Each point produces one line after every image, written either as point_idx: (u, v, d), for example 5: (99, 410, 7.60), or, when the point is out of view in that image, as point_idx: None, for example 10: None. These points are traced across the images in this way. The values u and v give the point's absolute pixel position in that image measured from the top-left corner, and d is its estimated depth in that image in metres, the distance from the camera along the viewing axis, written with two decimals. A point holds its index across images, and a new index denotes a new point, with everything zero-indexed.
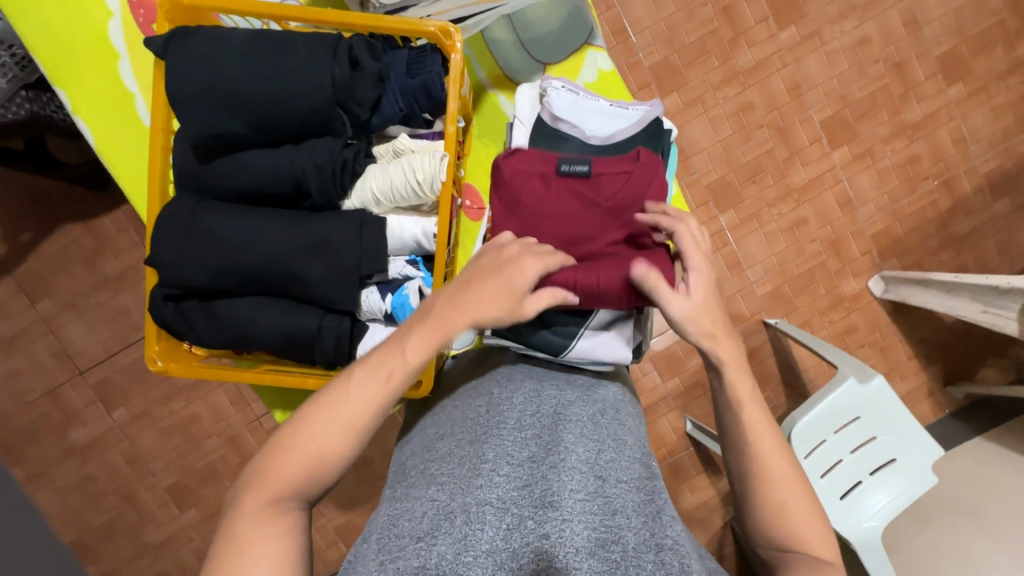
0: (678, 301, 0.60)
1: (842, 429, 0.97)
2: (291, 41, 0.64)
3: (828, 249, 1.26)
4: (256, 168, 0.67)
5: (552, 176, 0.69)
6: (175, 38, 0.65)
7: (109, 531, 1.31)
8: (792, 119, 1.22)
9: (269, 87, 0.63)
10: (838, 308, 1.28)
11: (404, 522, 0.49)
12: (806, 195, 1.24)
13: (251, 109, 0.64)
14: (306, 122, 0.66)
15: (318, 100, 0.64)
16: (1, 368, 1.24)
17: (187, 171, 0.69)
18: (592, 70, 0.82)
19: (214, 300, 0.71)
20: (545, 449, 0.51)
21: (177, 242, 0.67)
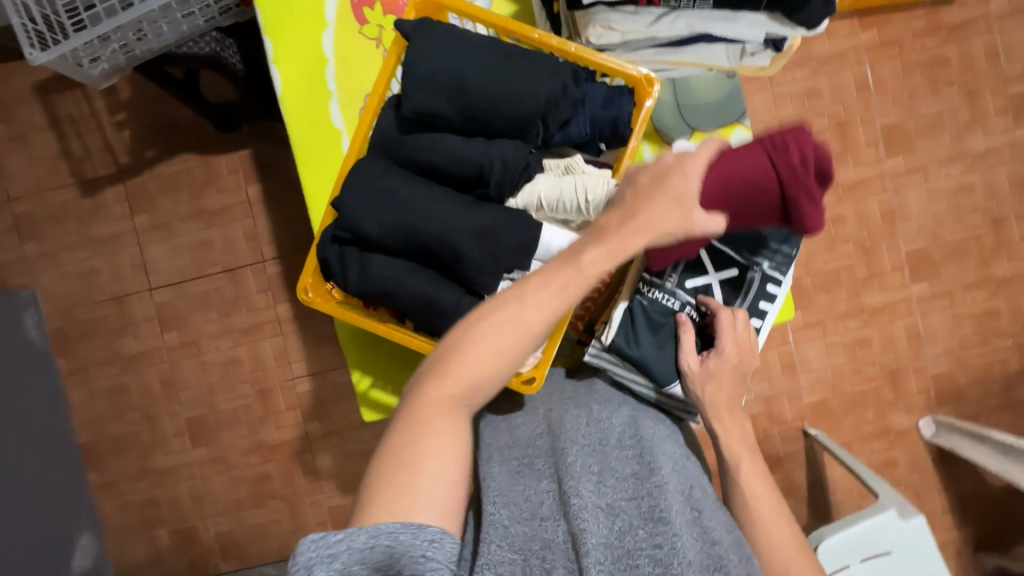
0: (692, 358, 0.73)
1: (870, 559, 0.94)
2: (518, 54, 0.71)
3: (885, 377, 1.25)
4: (449, 150, 0.73)
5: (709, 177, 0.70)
6: (422, 25, 0.73)
7: (122, 444, 1.35)
8: (879, 242, 1.24)
9: (490, 87, 0.70)
10: (882, 437, 1.25)
11: (516, 502, 0.58)
12: (877, 318, 1.25)
13: (467, 100, 0.71)
14: (507, 126, 0.72)
15: (527, 107, 0.70)
16: (82, 264, 1.32)
17: (384, 135, 0.76)
18: (736, 146, 0.86)
19: (367, 254, 0.74)
20: (648, 467, 0.57)
21: (365, 191, 0.72)
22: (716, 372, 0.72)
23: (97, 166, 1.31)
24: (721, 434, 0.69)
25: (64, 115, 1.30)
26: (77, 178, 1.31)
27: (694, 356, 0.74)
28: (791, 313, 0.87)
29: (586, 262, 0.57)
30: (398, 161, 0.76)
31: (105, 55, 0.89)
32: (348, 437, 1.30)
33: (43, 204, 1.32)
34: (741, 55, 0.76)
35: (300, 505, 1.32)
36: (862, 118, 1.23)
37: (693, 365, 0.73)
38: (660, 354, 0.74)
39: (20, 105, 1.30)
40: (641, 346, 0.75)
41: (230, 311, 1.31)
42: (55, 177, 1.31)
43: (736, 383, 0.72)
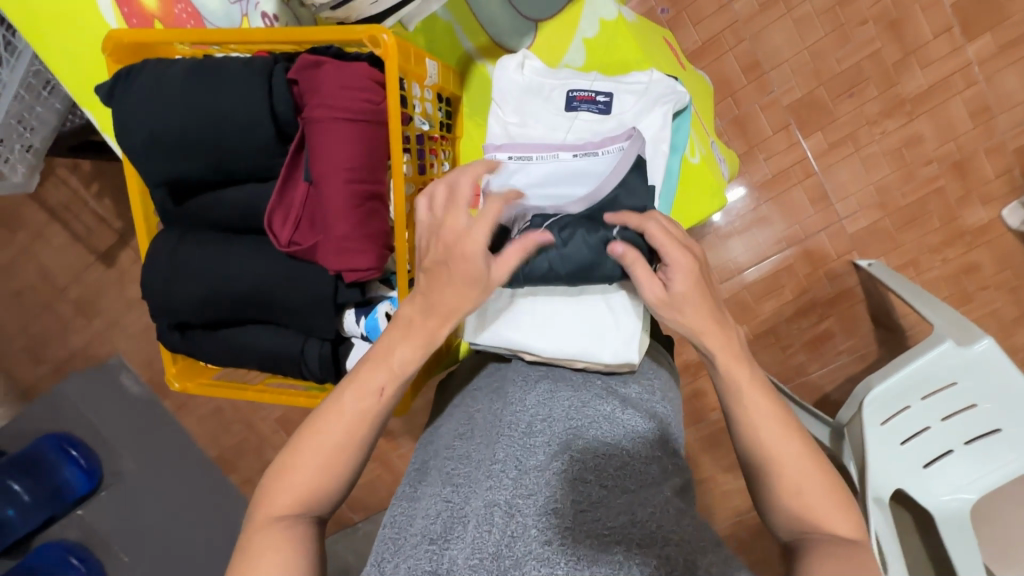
0: (652, 287, 0.58)
1: (932, 395, 0.85)
2: (222, 72, 0.66)
3: (948, 172, 1.02)
4: (229, 204, 0.73)
5: (354, 191, 0.65)
6: (120, 81, 0.69)
7: (242, 449, 1.55)
8: (907, 6, 0.96)
9: (209, 129, 0.66)
10: (956, 243, 1.06)
11: (419, 521, 0.55)
12: (924, 105, 0.99)
13: (202, 149, 0.67)
14: (243, 159, 0.68)
15: (261, 137, 0.66)
16: (139, 323, 1.49)
17: (167, 211, 0.75)
18: (594, 21, 0.80)
19: (217, 329, 0.78)
20: (553, 454, 0.55)
21: (169, 279, 0.73)
22: (685, 295, 0.56)
23: (104, 237, 1.42)
24: (716, 352, 0.57)
25: (56, 203, 1.41)
26: (95, 253, 1.44)
27: (654, 284, 0.58)
28: (718, 198, 0.78)
29: (399, 361, 0.59)
30: (194, 226, 0.75)
31: (14, 158, 0.92)
32: None
33: (86, 284, 1.48)
34: None
35: (390, 459, 1.45)
36: None
37: (656, 295, 0.58)
38: (537, 329, 0.69)
39: (25, 208, 1.43)
40: (521, 327, 0.69)
41: None
42: (81, 259, 1.45)
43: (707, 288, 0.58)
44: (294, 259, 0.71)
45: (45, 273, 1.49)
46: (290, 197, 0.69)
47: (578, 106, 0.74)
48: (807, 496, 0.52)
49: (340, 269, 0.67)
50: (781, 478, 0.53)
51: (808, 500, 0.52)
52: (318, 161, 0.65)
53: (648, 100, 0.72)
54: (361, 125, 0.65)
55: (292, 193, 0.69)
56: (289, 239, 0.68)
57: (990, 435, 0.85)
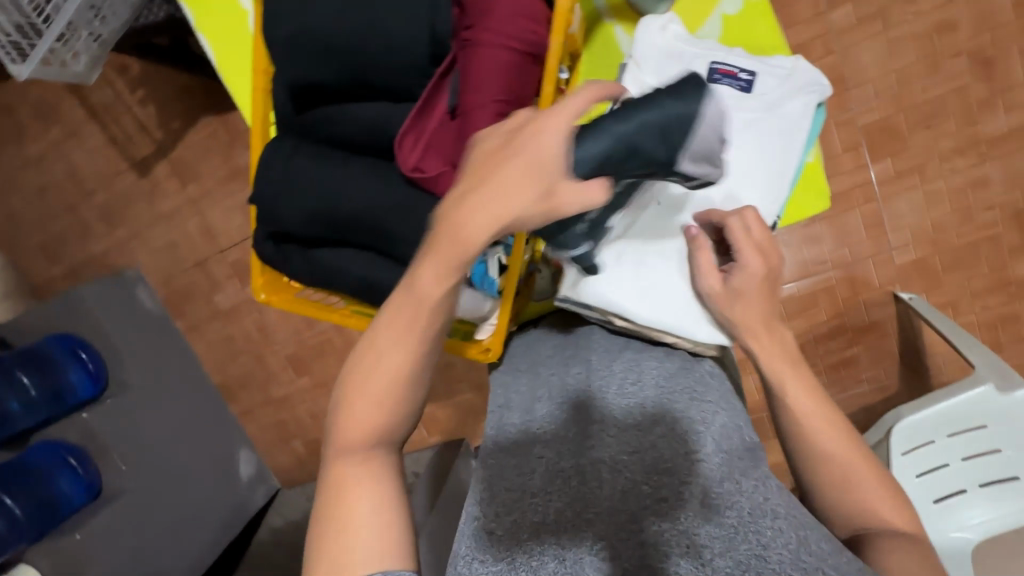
0: (711, 279, 0.65)
1: (959, 433, 0.87)
2: None
3: (1008, 220, 1.02)
4: (339, 118, 0.71)
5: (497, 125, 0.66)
6: None
7: (245, 380, 1.58)
8: (1005, 46, 0.94)
9: (359, 38, 0.66)
10: (999, 291, 1.06)
11: (515, 475, 0.58)
12: (999, 149, 0.99)
13: (346, 59, 0.68)
14: (383, 73, 0.68)
15: (409, 56, 0.67)
16: (162, 238, 1.47)
17: (285, 116, 0.76)
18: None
19: (310, 248, 0.76)
20: (651, 416, 0.57)
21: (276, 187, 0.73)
22: (742, 289, 0.63)
23: (141, 146, 1.39)
24: (757, 355, 0.61)
25: (98, 102, 1.37)
26: (130, 159, 1.41)
27: (713, 275, 0.66)
28: (825, 200, 0.80)
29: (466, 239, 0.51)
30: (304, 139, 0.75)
31: (80, 47, 0.90)
32: None
33: (115, 191, 1.45)
34: None
35: None
36: None
37: (713, 286, 0.65)
38: (637, 295, 0.70)
39: (66, 101, 1.40)
40: (617, 287, 0.71)
41: None
42: (114, 164, 1.43)
43: (770, 294, 0.63)
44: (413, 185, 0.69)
45: (75, 173, 1.46)
46: (424, 123, 0.67)
47: (719, 78, 0.74)
48: (857, 491, 0.56)
49: None
50: (827, 470, 0.57)
51: (862, 491, 0.56)
52: (468, 88, 0.65)
53: (793, 87, 0.72)
54: (519, 56, 0.66)
55: (427, 121, 0.67)
56: (413, 165, 0.67)
57: (1008, 483, 0.85)
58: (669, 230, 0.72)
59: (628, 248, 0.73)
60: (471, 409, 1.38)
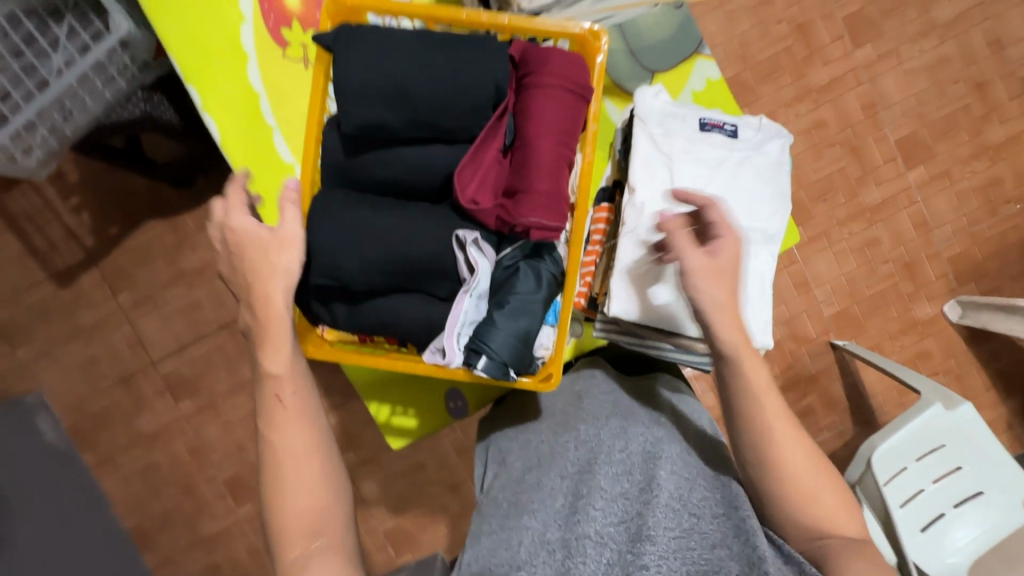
0: (695, 255, 0.61)
1: (924, 456, 0.93)
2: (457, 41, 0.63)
3: (901, 271, 1.22)
4: (396, 162, 0.69)
5: (559, 154, 0.65)
6: (341, 35, 0.64)
7: (168, 519, 1.33)
8: (865, 137, 1.19)
9: (443, 88, 0.62)
10: (911, 332, 1.23)
11: (503, 550, 0.60)
12: (879, 215, 1.21)
13: (413, 104, 0.63)
14: (448, 115, 0.63)
15: (481, 99, 0.63)
16: (78, 356, 1.30)
17: (336, 163, 0.70)
18: (701, 78, 0.92)
19: (360, 302, 0.70)
20: (638, 487, 0.61)
21: (330, 234, 0.64)
22: (721, 268, 0.61)
23: (65, 255, 1.27)
24: (742, 356, 0.61)
25: (14, 211, 1.26)
26: (50, 270, 1.28)
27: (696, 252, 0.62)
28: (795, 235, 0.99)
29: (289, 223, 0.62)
30: (356, 186, 0.71)
31: (35, 142, 0.86)
32: (386, 460, 1.27)
33: (22, 307, 1.29)
34: None
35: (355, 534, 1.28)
36: (821, 15, 1.17)
37: (695, 263, 0.61)
38: (680, 307, 0.77)
39: None
40: (664, 306, 0.77)
41: (238, 366, 1.29)
42: (26, 277, 1.28)
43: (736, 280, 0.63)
44: (465, 219, 0.67)
45: None
46: (481, 158, 0.65)
47: (709, 129, 0.81)
48: (815, 498, 0.59)
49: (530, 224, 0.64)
50: (795, 485, 0.59)
51: (815, 502, 0.59)
52: (533, 120, 0.65)
53: (767, 134, 0.82)
54: (570, 95, 0.65)
55: (484, 155, 0.65)
56: (471, 198, 0.64)
57: (974, 498, 0.93)
58: None
59: (671, 262, 0.78)
60: (447, 512, 1.27)
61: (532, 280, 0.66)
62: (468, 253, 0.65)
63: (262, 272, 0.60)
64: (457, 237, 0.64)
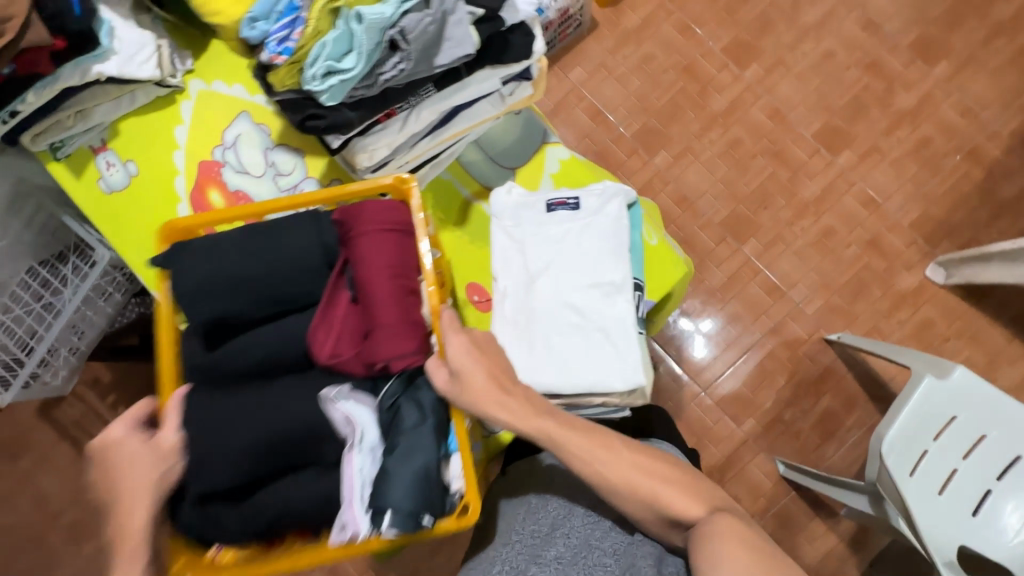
0: (439, 371, 0.64)
1: (941, 433, 0.88)
2: (276, 224, 0.66)
3: (868, 251, 1.22)
4: (253, 346, 0.64)
5: (403, 288, 0.65)
6: (174, 251, 0.66)
7: None
8: (782, 141, 1.25)
9: (273, 271, 0.64)
10: (903, 305, 1.20)
11: None
12: (825, 205, 1.23)
13: (261, 286, 0.64)
14: (295, 285, 0.65)
15: (315, 264, 0.65)
16: None
17: (194, 363, 0.64)
18: (555, 162, 0.89)
19: (246, 500, 0.62)
20: (576, 551, 0.67)
21: (203, 437, 0.61)
22: (460, 363, 0.63)
23: None
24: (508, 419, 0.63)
25: (66, 420, 1.43)
26: None
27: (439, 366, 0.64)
28: (679, 265, 0.84)
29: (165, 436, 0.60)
30: (213, 384, 0.64)
31: (59, 363, 1.04)
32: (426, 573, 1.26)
33: (83, 505, 1.42)
34: (502, 98, 0.71)
35: None
36: (701, 53, 1.29)
37: (440, 373, 0.64)
38: (556, 372, 0.77)
39: (33, 432, 1.43)
40: (541, 373, 0.77)
41: None
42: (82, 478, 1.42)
43: (487, 360, 0.65)
44: (336, 376, 0.64)
45: (40, 501, 1.43)
46: (330, 315, 0.64)
47: (554, 208, 0.83)
48: (652, 489, 0.61)
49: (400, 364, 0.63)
50: (623, 484, 0.61)
51: (650, 493, 0.61)
52: (366, 267, 0.64)
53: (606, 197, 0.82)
54: (395, 235, 0.66)
55: (332, 313, 0.64)
56: (331, 354, 0.62)
57: (1015, 464, 0.87)
58: (564, 318, 0.79)
59: (533, 340, 0.78)
60: None
61: (417, 414, 0.64)
62: (340, 417, 0.61)
63: (134, 474, 0.58)
64: (323, 397, 0.61)
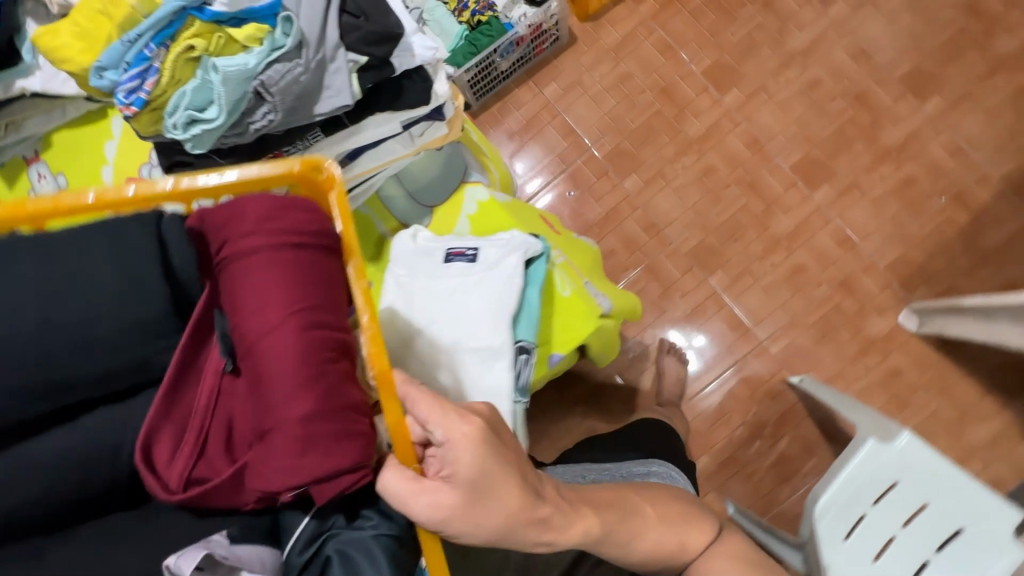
0: (438, 494, 0.44)
1: (881, 499, 0.84)
2: (70, 244, 0.38)
3: (839, 291, 1.16)
4: (46, 461, 0.38)
5: (325, 350, 0.41)
6: None
7: None
8: (758, 171, 1.20)
9: (66, 335, 0.37)
10: (872, 351, 1.15)
11: None
12: (797, 241, 1.18)
13: (37, 371, 0.36)
14: (115, 358, 0.39)
15: (151, 313, 0.39)
16: None
17: None
18: (472, 203, 0.88)
19: None
20: None
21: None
22: (455, 472, 0.46)
23: None
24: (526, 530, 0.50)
25: None
26: None
27: (429, 488, 0.44)
28: (590, 319, 0.79)
29: None
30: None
31: None
32: None
33: None
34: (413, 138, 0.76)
35: None
36: (680, 75, 1.24)
37: (439, 495, 0.45)
38: None
39: None
40: None
41: None
42: None
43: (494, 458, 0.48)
44: (207, 517, 0.42)
45: None
46: (186, 400, 0.42)
47: (452, 258, 0.80)
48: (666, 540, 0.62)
49: (333, 487, 0.41)
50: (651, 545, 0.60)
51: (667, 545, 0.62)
52: (255, 317, 0.40)
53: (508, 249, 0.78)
54: (282, 252, 0.41)
55: (195, 397, 0.42)
56: (185, 479, 0.41)
57: (955, 537, 0.82)
58: None
59: None
60: None
61: (367, 570, 0.42)
62: None
63: None
64: (168, 574, 0.36)
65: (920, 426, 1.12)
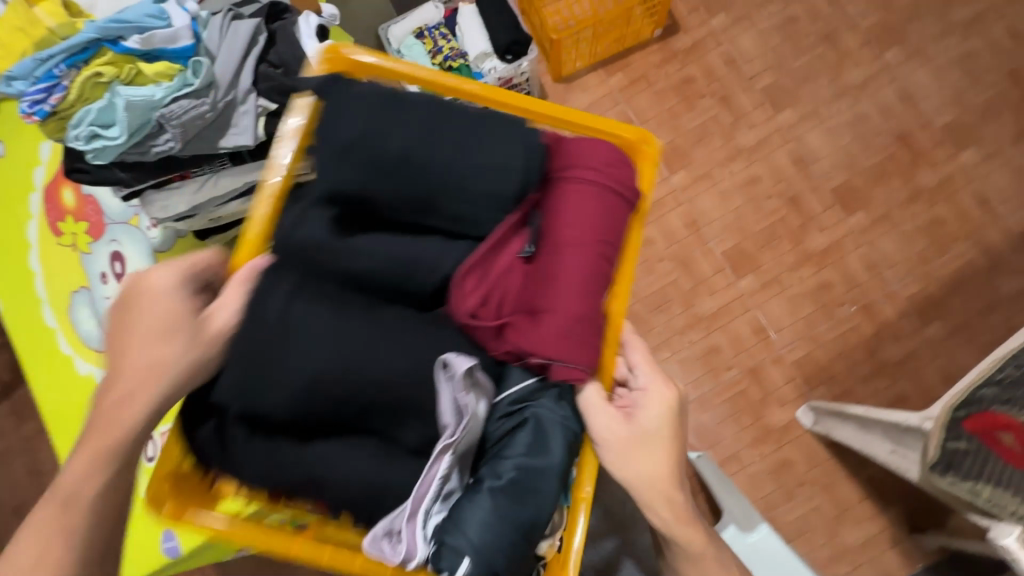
0: (614, 415, 0.59)
1: None
2: (472, 118, 0.58)
3: (747, 377, 1.22)
4: (364, 258, 0.55)
5: (604, 262, 0.57)
6: (328, 93, 0.58)
7: None
8: (692, 251, 1.26)
9: (419, 171, 0.55)
10: (768, 439, 1.20)
11: None
12: (716, 322, 1.24)
13: (407, 182, 0.55)
14: (470, 205, 0.56)
15: (503, 191, 0.56)
16: None
17: (288, 243, 0.57)
18: None
19: (292, 447, 0.55)
20: None
21: (249, 336, 0.54)
22: (635, 410, 0.61)
23: None
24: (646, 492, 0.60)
25: None
26: None
27: (604, 409, 0.59)
28: None
29: (170, 312, 0.53)
30: (302, 271, 0.56)
31: None
32: None
33: None
34: None
35: None
36: None
37: (601, 417, 0.59)
38: None
39: None
40: None
41: None
42: None
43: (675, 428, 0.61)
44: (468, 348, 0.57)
45: None
46: (494, 262, 0.57)
47: None
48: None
49: (573, 360, 0.55)
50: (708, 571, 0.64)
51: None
52: (561, 225, 0.57)
53: None
54: (611, 194, 0.59)
55: (495, 259, 0.57)
56: (469, 312, 0.56)
57: None
58: None
59: None
60: None
61: (542, 448, 0.57)
62: (456, 396, 0.53)
63: (143, 318, 0.52)
64: (445, 362, 0.52)
65: (800, 517, 1.17)
